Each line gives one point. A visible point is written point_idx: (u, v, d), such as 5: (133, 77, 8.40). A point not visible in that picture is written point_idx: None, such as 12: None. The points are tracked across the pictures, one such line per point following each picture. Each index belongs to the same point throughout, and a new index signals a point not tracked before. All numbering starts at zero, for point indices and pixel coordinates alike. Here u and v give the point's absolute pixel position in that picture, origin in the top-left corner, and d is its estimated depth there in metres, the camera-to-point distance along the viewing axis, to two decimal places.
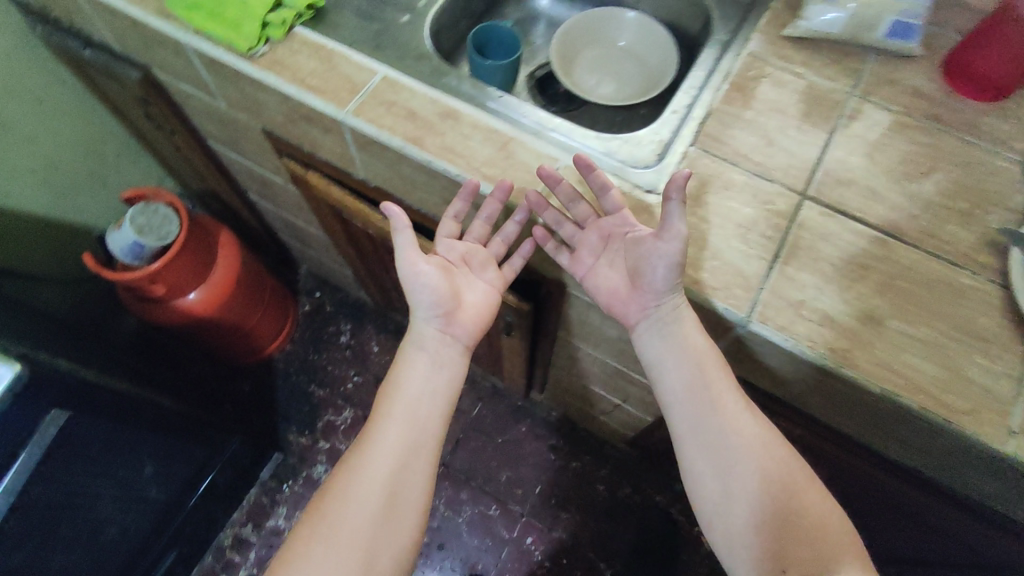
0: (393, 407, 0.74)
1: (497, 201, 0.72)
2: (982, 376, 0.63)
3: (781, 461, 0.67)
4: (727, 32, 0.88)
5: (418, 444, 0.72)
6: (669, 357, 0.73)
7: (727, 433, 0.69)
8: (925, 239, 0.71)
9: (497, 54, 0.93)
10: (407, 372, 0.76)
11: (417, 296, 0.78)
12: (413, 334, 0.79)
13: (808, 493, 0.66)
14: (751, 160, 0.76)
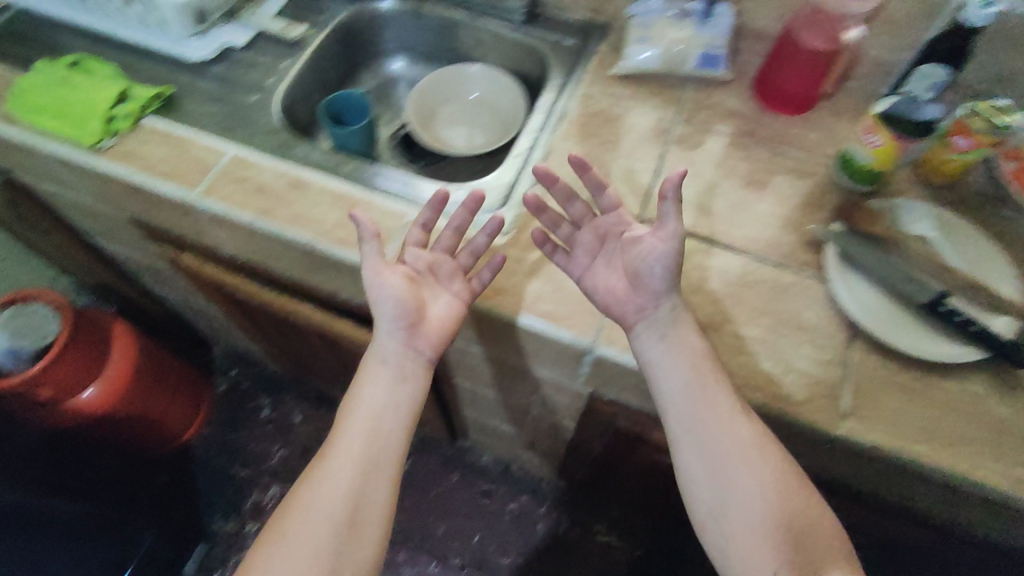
0: (354, 425, 0.69)
1: (467, 210, 0.76)
2: (811, 366, 0.68)
3: (770, 466, 0.64)
4: (562, 76, 0.94)
5: (379, 465, 0.67)
6: (669, 349, 0.67)
7: (716, 435, 0.64)
8: (749, 245, 0.76)
9: (354, 120, 0.97)
10: (368, 390, 0.71)
11: (382, 312, 0.72)
12: (375, 351, 0.74)
13: (792, 497, 0.63)
14: (589, 192, 0.81)
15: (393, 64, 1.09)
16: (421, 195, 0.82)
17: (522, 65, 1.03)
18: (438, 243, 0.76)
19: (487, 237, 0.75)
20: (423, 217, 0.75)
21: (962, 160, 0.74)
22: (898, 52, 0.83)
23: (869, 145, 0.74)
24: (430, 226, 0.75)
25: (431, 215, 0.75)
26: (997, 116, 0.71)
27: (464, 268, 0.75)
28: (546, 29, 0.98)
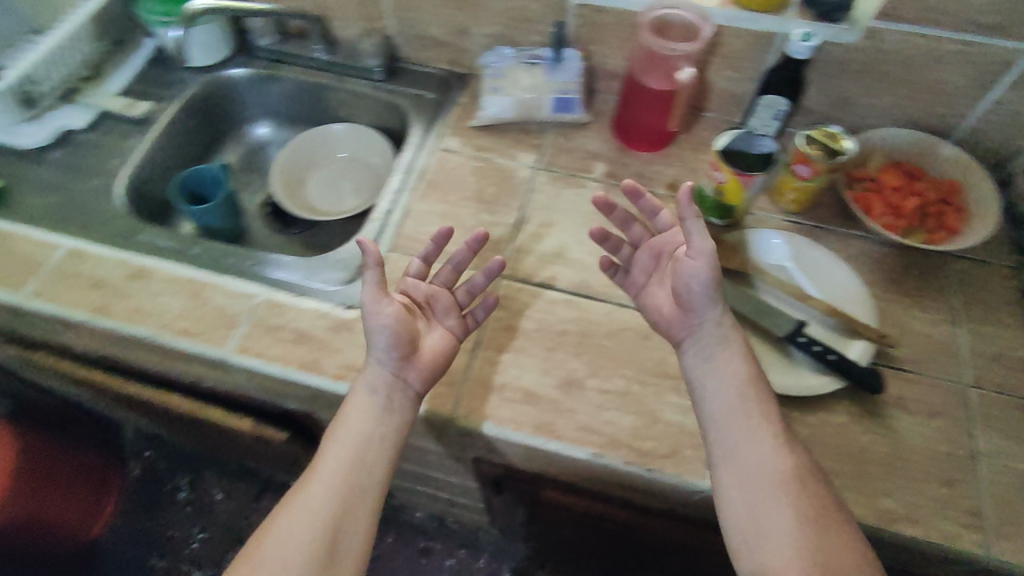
0: (333, 455, 0.62)
1: (468, 249, 0.72)
2: (675, 414, 0.67)
3: (811, 495, 0.55)
4: (421, 133, 0.92)
5: (354, 504, 0.60)
6: (705, 351, 0.64)
7: (751, 454, 0.58)
8: (612, 291, 0.75)
9: (213, 193, 0.93)
10: (349, 423, 0.64)
11: (375, 344, 0.66)
12: (360, 382, 0.66)
13: (836, 534, 0.53)
14: (448, 252, 0.79)
15: (258, 129, 1.05)
16: (274, 271, 0.79)
17: (388, 121, 1.00)
18: (437, 278, 0.73)
19: (487, 278, 0.72)
20: (427, 250, 0.73)
21: (807, 186, 0.75)
22: (744, 83, 0.84)
23: (716, 181, 0.74)
24: (431, 259, 0.73)
25: (431, 249, 0.73)
26: (830, 144, 0.73)
27: (460, 305, 0.72)
28: (404, 85, 0.96)
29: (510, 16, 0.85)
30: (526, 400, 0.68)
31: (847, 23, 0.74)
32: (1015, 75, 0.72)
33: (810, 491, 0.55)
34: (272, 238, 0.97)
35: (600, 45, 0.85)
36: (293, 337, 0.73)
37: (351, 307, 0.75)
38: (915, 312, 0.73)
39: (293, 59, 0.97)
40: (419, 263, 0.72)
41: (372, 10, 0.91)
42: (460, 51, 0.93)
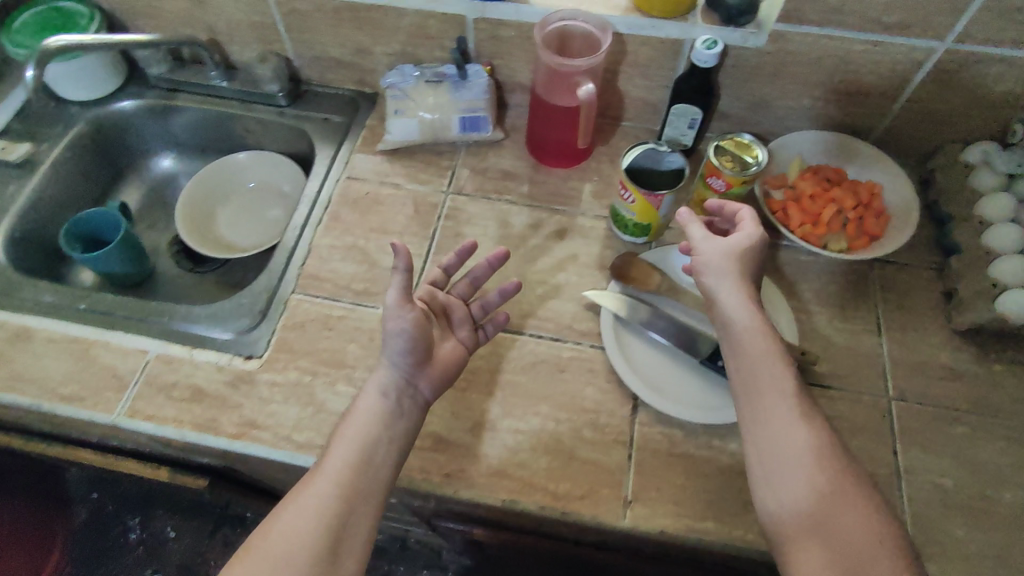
0: (340, 452, 0.56)
1: (487, 266, 0.68)
2: (591, 452, 0.64)
3: (835, 472, 0.50)
4: (327, 163, 0.87)
5: (355, 506, 0.54)
6: (721, 310, 0.58)
7: (773, 421, 0.53)
8: (525, 322, 0.72)
9: (111, 235, 0.87)
10: (357, 423, 0.59)
11: (389, 349, 0.61)
12: (370, 384, 0.61)
13: (852, 513, 0.48)
14: (353, 290, 0.75)
15: (162, 161, 1.01)
16: (169, 321, 0.74)
17: (298, 147, 0.95)
18: (454, 290, 0.69)
19: (501, 297, 0.68)
20: (448, 261, 0.70)
21: (724, 199, 0.72)
22: (657, 92, 0.81)
23: (627, 202, 0.71)
24: (451, 270, 0.70)
25: (453, 262, 0.70)
26: (742, 154, 0.70)
27: (472, 319, 0.68)
28: (310, 108, 0.91)
29: (409, 33, 0.81)
30: (435, 447, 0.64)
31: (753, 25, 0.71)
32: (925, 72, 0.70)
33: (826, 464, 0.51)
34: (183, 278, 0.93)
35: (506, 59, 0.82)
36: (189, 393, 0.68)
37: (250, 357, 0.70)
38: (838, 323, 0.70)
39: (191, 87, 0.92)
40: (440, 272, 0.69)
41: (266, 33, 0.86)
42: (365, 71, 0.89)
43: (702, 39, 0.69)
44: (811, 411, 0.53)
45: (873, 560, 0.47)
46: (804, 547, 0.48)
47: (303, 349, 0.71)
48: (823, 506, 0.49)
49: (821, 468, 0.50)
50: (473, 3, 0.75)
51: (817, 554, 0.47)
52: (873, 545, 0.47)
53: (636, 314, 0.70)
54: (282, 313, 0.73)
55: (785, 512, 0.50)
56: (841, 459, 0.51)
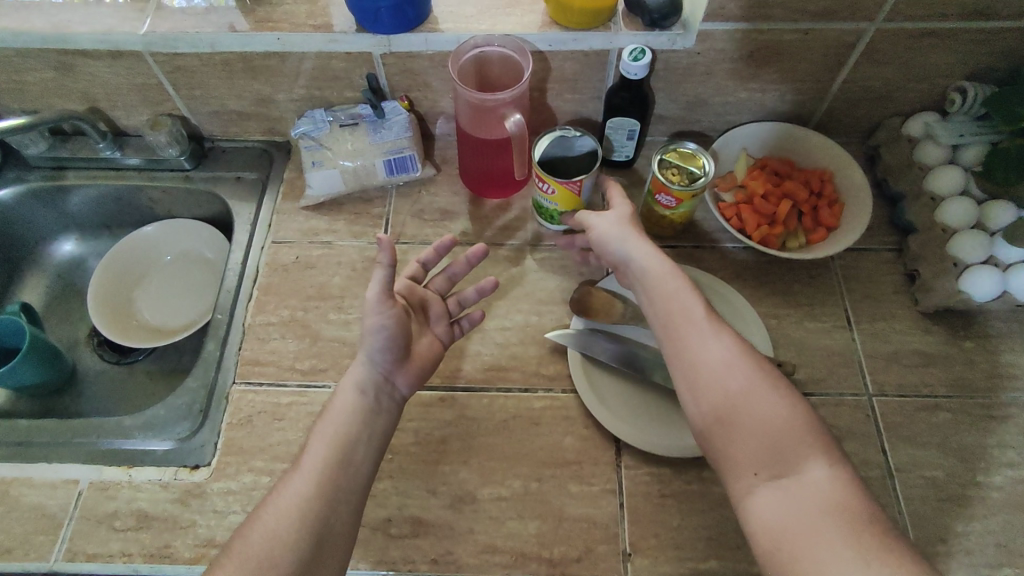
0: (318, 448, 0.55)
1: (467, 264, 0.67)
2: (580, 507, 0.60)
3: (748, 372, 0.51)
4: (248, 228, 0.80)
5: (338, 506, 0.52)
6: (631, 264, 0.59)
7: (685, 343, 0.53)
8: (490, 376, 0.67)
9: (16, 342, 0.78)
10: (333, 418, 0.57)
11: (368, 344, 0.59)
12: (346, 380, 0.59)
13: (769, 408, 0.49)
14: (299, 369, 0.68)
15: (62, 246, 0.91)
16: (98, 439, 0.66)
17: (214, 210, 0.88)
18: (431, 286, 0.68)
19: (478, 296, 0.68)
20: (425, 255, 0.67)
21: (676, 212, 0.69)
22: (589, 103, 0.76)
23: (547, 194, 0.69)
24: (429, 267, 0.68)
25: (431, 257, 0.67)
26: (686, 165, 0.67)
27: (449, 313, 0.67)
28: (219, 169, 0.84)
29: (312, 76, 0.74)
30: (416, 533, 0.60)
31: (679, 26, 0.67)
32: (856, 54, 0.68)
33: (739, 371, 0.51)
34: (110, 373, 0.84)
35: (423, 91, 0.76)
36: (132, 522, 0.61)
37: (197, 466, 0.64)
38: (807, 323, 0.69)
39: (78, 162, 0.83)
40: (417, 268, 0.67)
41: (152, 94, 0.78)
42: (273, 120, 0.82)
43: (629, 49, 0.64)
44: (722, 325, 0.54)
45: (797, 448, 0.48)
46: (733, 453, 0.49)
47: (254, 447, 0.64)
48: (742, 408, 0.50)
49: (736, 372, 0.51)
50: (376, 38, 0.69)
51: (745, 458, 0.49)
52: (793, 430, 0.48)
53: (604, 351, 0.66)
54: (224, 411, 0.66)
55: (710, 425, 0.51)
56: (753, 359, 0.52)
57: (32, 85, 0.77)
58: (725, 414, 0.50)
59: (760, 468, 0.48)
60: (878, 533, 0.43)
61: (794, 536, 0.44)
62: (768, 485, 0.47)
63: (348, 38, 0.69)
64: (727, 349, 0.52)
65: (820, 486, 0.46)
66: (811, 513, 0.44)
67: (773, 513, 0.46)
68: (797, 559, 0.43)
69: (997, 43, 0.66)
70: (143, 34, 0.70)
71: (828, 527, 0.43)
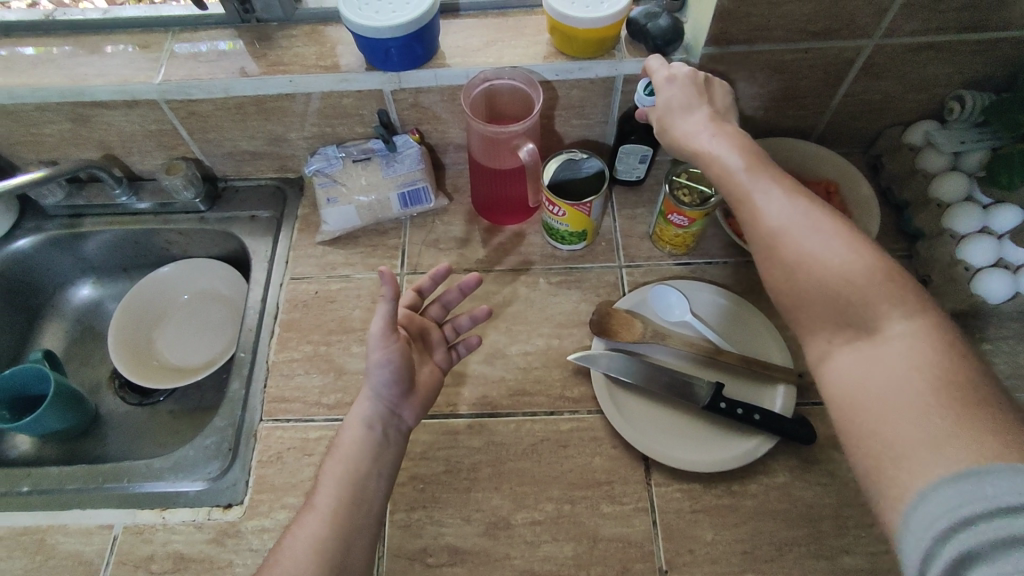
0: (328, 488, 0.54)
1: (459, 292, 0.66)
2: (614, 527, 0.61)
3: (808, 229, 0.46)
4: (266, 266, 0.81)
5: (353, 544, 0.52)
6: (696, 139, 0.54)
7: (743, 215, 0.49)
8: (516, 401, 0.68)
9: (42, 389, 0.78)
10: (342, 456, 0.56)
11: (372, 380, 0.59)
12: (353, 416, 0.59)
13: (837, 265, 0.44)
14: (326, 404, 0.69)
15: (80, 291, 0.92)
16: (129, 483, 0.67)
17: (229, 249, 0.89)
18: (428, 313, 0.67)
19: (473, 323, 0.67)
20: (422, 283, 0.66)
21: (688, 232, 0.71)
22: (596, 127, 0.79)
23: (558, 216, 0.71)
24: (426, 293, 0.67)
25: (428, 284, 0.66)
26: (697, 185, 0.69)
27: (446, 337, 0.66)
28: (234, 208, 0.86)
29: (322, 114, 0.76)
30: (453, 561, 0.60)
31: (681, 52, 0.69)
32: (857, 69, 0.70)
33: (796, 231, 0.46)
34: (134, 415, 0.84)
35: (433, 123, 0.78)
36: (167, 565, 0.61)
37: (231, 505, 0.64)
38: None
39: (95, 209, 0.85)
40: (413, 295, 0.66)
41: (167, 139, 0.80)
42: (285, 158, 0.84)
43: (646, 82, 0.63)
44: (781, 179, 0.49)
45: (870, 302, 0.43)
46: (805, 319, 0.46)
47: (286, 481, 0.65)
48: (803, 273, 0.45)
49: (793, 231, 0.46)
50: (387, 75, 0.71)
51: (819, 327, 0.45)
52: (865, 284, 0.43)
53: (625, 371, 0.66)
54: (254, 448, 0.67)
55: (781, 294, 0.47)
56: (816, 209, 0.47)
57: (49, 137, 0.79)
58: (789, 284, 0.46)
59: (832, 334, 0.44)
60: (954, 395, 0.38)
61: (857, 406, 0.41)
62: (844, 348, 0.43)
63: (358, 77, 0.71)
64: (785, 207, 0.47)
65: (900, 343, 0.41)
66: (884, 380, 0.40)
67: (848, 378, 0.42)
68: (860, 438, 0.40)
69: (992, 53, 0.68)
70: (157, 84, 0.71)
71: (904, 393, 0.39)
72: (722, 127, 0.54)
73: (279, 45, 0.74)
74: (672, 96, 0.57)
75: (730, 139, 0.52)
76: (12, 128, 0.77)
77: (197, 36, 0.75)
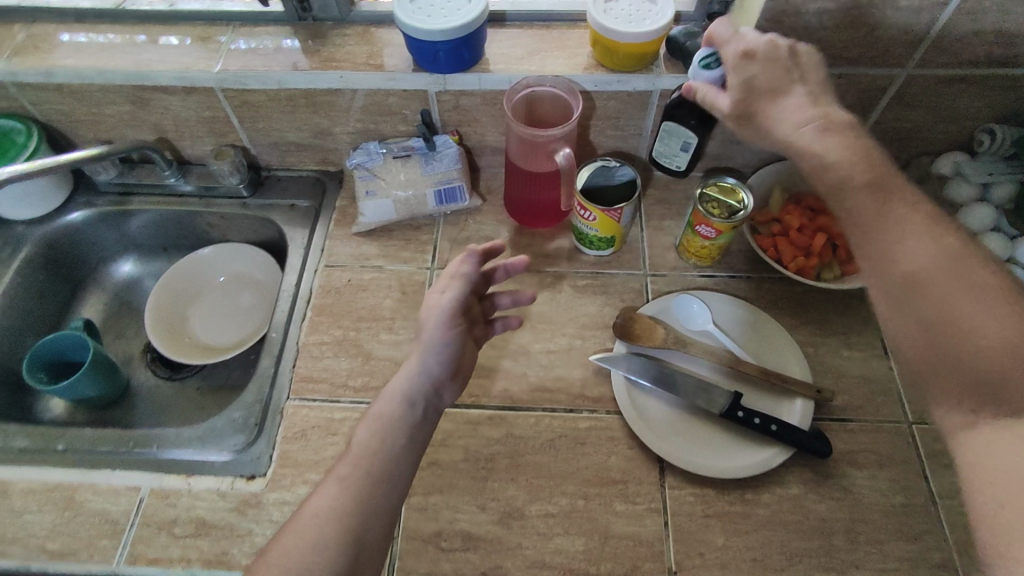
0: (353, 459, 0.54)
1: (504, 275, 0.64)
2: (627, 525, 0.62)
3: (957, 284, 0.47)
4: (302, 252, 0.84)
5: (373, 516, 0.52)
6: (805, 141, 0.55)
7: (875, 250, 0.51)
8: (536, 396, 0.69)
9: (78, 357, 0.82)
10: (374, 426, 0.57)
11: (426, 357, 0.59)
12: (389, 389, 0.59)
13: (986, 330, 0.46)
14: (351, 386, 0.71)
15: (121, 267, 0.96)
16: (158, 449, 0.69)
17: (266, 235, 0.92)
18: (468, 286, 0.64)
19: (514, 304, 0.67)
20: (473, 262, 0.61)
21: (715, 244, 0.73)
22: (630, 140, 0.81)
23: (588, 220, 0.73)
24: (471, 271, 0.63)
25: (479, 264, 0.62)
26: (726, 199, 0.71)
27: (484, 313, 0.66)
28: (275, 196, 0.89)
29: (368, 111, 0.80)
30: (466, 547, 0.61)
31: None
32: (889, 96, 0.72)
33: (942, 283, 0.47)
34: (162, 389, 0.87)
35: (473, 126, 0.81)
36: (189, 530, 0.63)
37: (254, 477, 0.66)
38: (843, 352, 0.71)
39: (143, 189, 0.89)
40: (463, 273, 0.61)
41: (218, 126, 0.84)
42: (328, 151, 0.87)
43: (706, 53, 0.62)
44: (926, 224, 0.50)
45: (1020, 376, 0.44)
46: (941, 376, 0.48)
47: (309, 457, 0.67)
48: (947, 329, 0.47)
49: (939, 282, 0.48)
50: (434, 77, 0.74)
51: (948, 385, 0.47)
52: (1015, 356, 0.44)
53: (646, 374, 0.67)
54: (279, 424, 0.69)
55: (914, 343, 0.49)
56: (967, 262, 0.48)
57: (109, 116, 0.83)
58: (929, 335, 0.48)
59: (973, 402, 0.46)
60: None
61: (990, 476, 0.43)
62: (986, 420, 0.45)
63: (406, 77, 0.74)
64: (927, 251, 0.49)
65: None
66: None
67: (985, 449, 0.44)
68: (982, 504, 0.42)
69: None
70: (216, 72, 0.75)
71: None
72: (854, 145, 0.53)
73: (333, 43, 0.78)
74: (756, 76, 0.57)
75: (860, 162, 0.53)
76: (75, 106, 0.81)
77: (255, 30, 0.79)
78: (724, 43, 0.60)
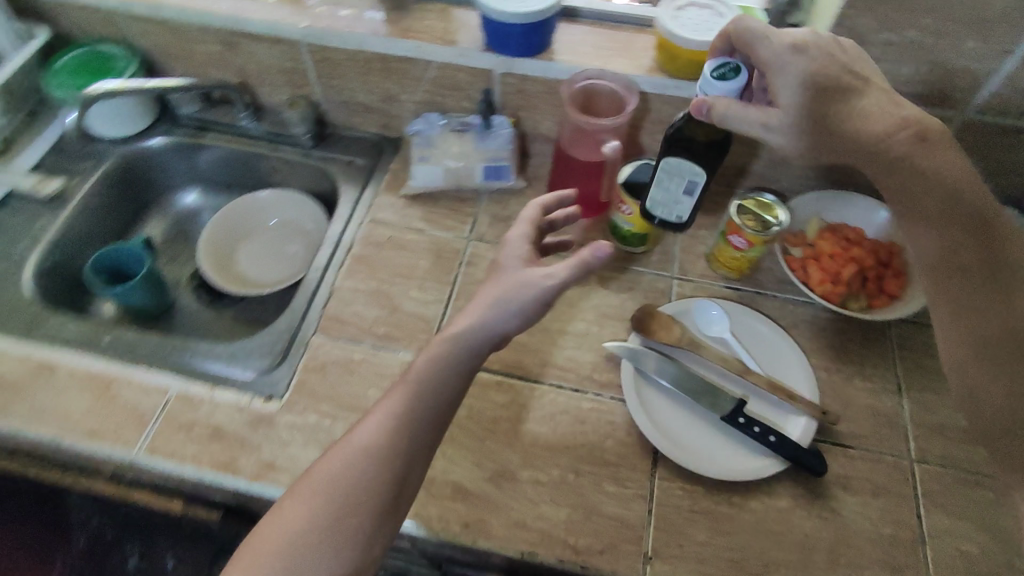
0: (397, 401, 0.57)
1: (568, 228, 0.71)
2: (613, 506, 0.63)
3: None
4: (351, 206, 0.89)
5: (411, 453, 0.56)
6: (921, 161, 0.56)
7: (978, 298, 0.55)
8: (546, 371, 0.72)
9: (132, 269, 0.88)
10: (431, 365, 0.58)
11: (506, 319, 0.58)
12: (455, 332, 0.59)
13: None
14: (374, 333, 0.75)
15: (185, 197, 1.03)
16: (190, 359, 0.75)
17: (321, 187, 0.98)
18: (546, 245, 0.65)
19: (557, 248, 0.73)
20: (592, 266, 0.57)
21: (744, 256, 0.74)
22: None
23: (626, 214, 0.76)
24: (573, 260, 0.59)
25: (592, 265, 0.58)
26: (762, 214, 0.73)
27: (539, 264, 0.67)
28: (336, 152, 0.94)
29: (434, 83, 0.85)
30: (455, 497, 0.64)
31: None
32: None
33: None
34: (202, 312, 0.93)
35: (530, 111, 0.85)
36: (206, 434, 0.68)
37: (271, 398, 0.70)
38: (856, 382, 0.71)
39: (219, 127, 0.95)
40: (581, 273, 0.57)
41: (297, 79, 0.90)
42: (391, 117, 0.92)
43: (716, 65, 0.58)
44: None
45: None
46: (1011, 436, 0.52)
47: (325, 389, 0.71)
48: None
49: None
50: (500, 58, 0.78)
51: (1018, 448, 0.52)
52: None
53: (659, 368, 0.69)
54: (302, 355, 0.74)
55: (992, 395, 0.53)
56: None
57: (200, 56, 0.90)
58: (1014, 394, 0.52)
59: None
60: None
61: None
62: None
63: (474, 55, 0.79)
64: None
65: None
66: None
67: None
68: None
69: None
70: (303, 27, 0.81)
71: None
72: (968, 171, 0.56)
73: (413, 15, 0.83)
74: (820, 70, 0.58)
75: (974, 192, 0.55)
76: (173, 41, 0.89)
77: None
78: (758, 40, 0.60)
